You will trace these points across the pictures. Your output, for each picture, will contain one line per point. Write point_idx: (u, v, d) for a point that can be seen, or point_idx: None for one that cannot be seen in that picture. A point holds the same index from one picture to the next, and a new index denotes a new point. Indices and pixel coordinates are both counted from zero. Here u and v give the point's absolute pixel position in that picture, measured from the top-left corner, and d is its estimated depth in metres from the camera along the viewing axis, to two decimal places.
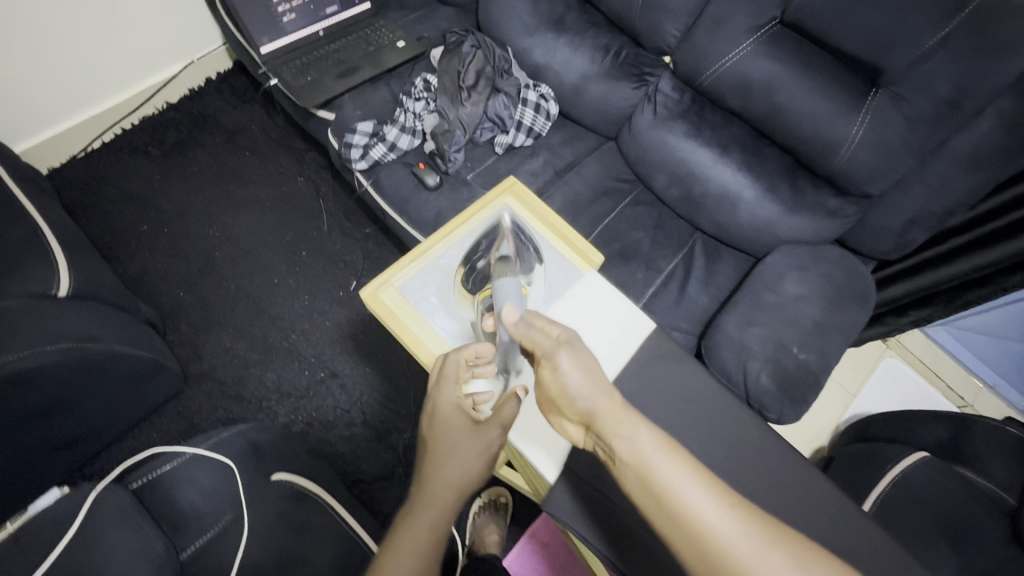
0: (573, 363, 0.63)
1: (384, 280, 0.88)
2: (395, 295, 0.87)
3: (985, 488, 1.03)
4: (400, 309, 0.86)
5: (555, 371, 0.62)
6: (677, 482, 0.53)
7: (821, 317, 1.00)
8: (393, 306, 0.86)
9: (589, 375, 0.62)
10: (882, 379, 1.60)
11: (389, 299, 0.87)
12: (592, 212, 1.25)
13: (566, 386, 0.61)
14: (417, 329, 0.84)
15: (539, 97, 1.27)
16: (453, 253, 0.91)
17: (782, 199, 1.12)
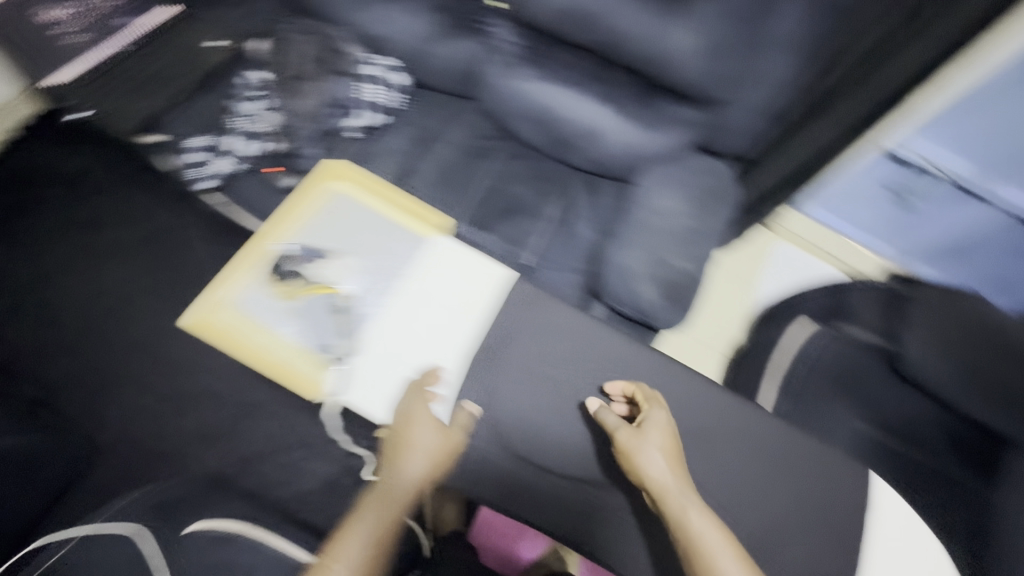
0: (648, 451, 0.86)
1: (216, 296, 0.97)
2: (230, 310, 0.96)
3: (868, 340, 1.16)
4: (240, 322, 0.95)
5: (647, 438, 0.87)
6: (682, 503, 0.82)
7: (695, 225, 1.06)
8: (232, 320, 0.96)
9: (667, 463, 0.85)
10: (778, 264, 1.74)
11: (226, 314, 0.96)
12: (467, 176, 1.23)
13: (651, 475, 0.84)
14: (260, 335, 0.96)
15: (386, 72, 1.23)
16: (290, 251, 1.02)
17: (640, 120, 1.14)
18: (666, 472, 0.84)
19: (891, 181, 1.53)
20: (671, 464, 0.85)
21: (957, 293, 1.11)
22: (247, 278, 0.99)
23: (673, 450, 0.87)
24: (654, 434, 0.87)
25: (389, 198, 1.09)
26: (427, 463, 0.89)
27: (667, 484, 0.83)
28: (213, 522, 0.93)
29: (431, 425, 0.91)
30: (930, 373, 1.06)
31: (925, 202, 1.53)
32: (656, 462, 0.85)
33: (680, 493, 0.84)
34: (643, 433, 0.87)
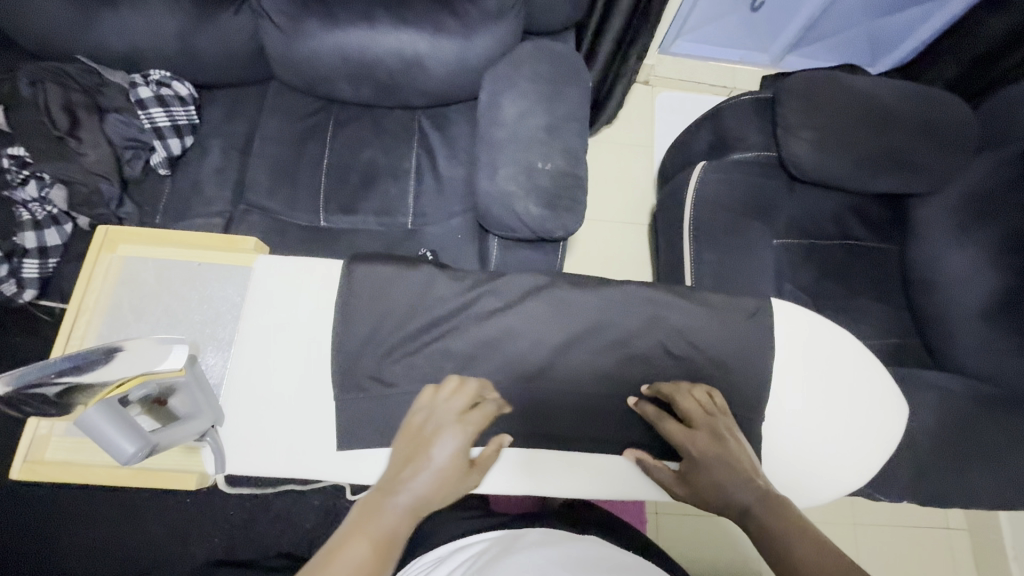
0: (701, 453, 0.60)
1: (36, 434, 0.63)
2: (62, 443, 0.63)
3: (757, 158, 1.13)
4: (81, 450, 0.63)
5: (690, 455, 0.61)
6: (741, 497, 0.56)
7: (548, 119, 0.97)
8: (70, 453, 0.63)
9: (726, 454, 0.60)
10: (664, 116, 1.68)
11: (60, 450, 0.63)
12: (305, 164, 1.10)
13: (715, 479, 0.58)
14: (107, 459, 0.63)
15: (158, 87, 1.04)
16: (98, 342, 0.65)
17: (451, 30, 1.01)
18: (720, 459, 0.59)
19: None
20: (735, 478, 0.57)
21: (820, 77, 1.08)
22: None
23: (740, 449, 0.60)
24: (699, 441, 0.61)
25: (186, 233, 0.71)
26: (435, 496, 0.53)
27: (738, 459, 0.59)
28: None
29: (439, 406, 0.58)
30: (818, 166, 1.05)
31: None
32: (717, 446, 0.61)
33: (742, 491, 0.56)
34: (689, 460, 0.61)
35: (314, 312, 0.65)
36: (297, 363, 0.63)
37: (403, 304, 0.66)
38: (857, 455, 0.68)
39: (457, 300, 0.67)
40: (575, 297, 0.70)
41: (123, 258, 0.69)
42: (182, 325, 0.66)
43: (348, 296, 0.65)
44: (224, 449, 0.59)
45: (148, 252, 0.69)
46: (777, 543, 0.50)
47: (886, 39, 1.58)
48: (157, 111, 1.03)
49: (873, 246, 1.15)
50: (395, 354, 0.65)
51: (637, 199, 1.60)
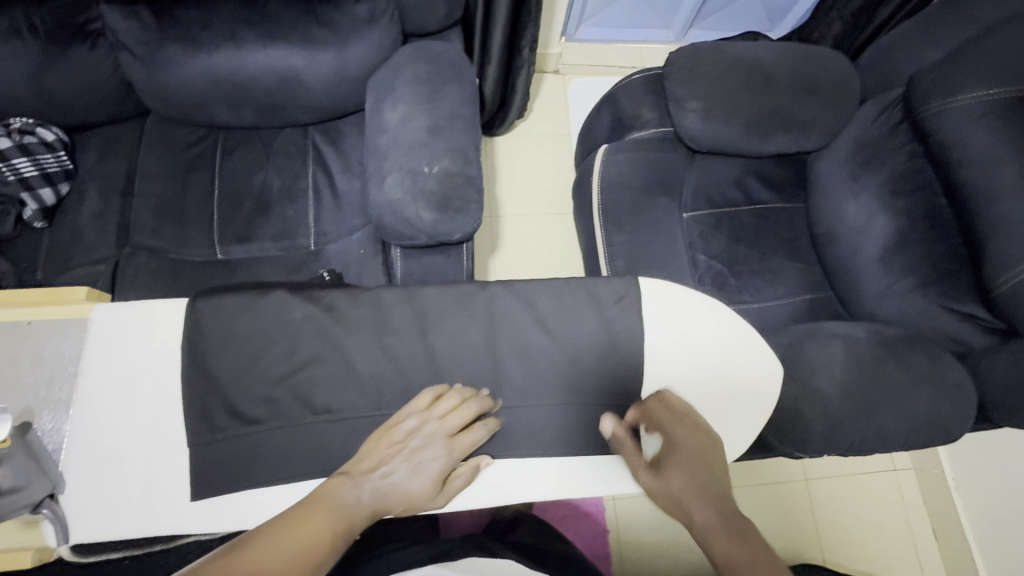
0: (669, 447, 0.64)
1: None
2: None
3: (655, 135, 1.14)
4: None
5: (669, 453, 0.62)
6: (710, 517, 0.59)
7: (431, 121, 0.95)
8: None
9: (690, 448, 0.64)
10: (577, 102, 1.68)
11: None
12: (194, 197, 1.05)
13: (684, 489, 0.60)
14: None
15: (19, 135, 0.98)
16: None
17: (323, 41, 0.98)
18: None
19: None
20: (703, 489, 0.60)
21: (703, 48, 1.09)
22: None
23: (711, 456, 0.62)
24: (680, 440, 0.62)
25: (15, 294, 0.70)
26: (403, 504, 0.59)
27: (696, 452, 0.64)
28: None
29: (431, 421, 0.62)
30: (712, 137, 1.07)
31: None
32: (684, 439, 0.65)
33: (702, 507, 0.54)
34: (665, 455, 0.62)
35: (156, 357, 0.66)
36: (145, 412, 0.64)
37: (260, 333, 0.67)
38: (735, 422, 0.71)
39: (317, 323, 0.68)
40: (444, 301, 0.71)
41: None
42: (23, 385, 0.66)
43: (197, 337, 0.66)
44: (68, 517, 0.61)
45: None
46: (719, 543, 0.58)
47: (779, 4, 1.62)
48: (21, 160, 0.97)
49: (780, 207, 1.17)
50: (255, 388, 0.66)
51: (560, 189, 1.58)
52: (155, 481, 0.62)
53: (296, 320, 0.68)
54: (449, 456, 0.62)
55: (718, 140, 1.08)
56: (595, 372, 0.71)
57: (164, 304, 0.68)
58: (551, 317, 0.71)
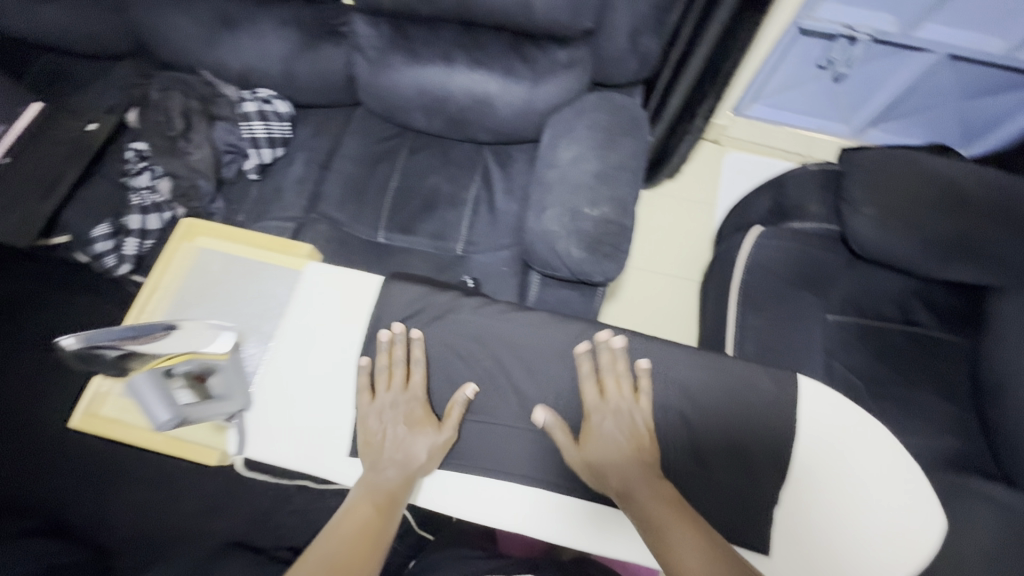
0: (597, 457, 0.68)
1: (100, 389, 0.77)
2: (119, 404, 0.76)
3: (814, 230, 1.10)
4: (126, 412, 0.76)
5: (592, 435, 0.69)
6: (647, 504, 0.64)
7: (599, 167, 1.00)
8: (119, 413, 0.76)
9: (622, 445, 0.68)
10: (730, 175, 1.67)
11: (113, 407, 0.76)
12: (375, 183, 1.20)
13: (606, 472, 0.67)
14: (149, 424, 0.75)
15: (261, 103, 1.19)
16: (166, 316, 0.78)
17: (522, 75, 1.08)
18: (606, 450, 0.68)
19: (821, 58, 1.46)
20: (639, 474, 0.66)
21: (895, 155, 1.05)
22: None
23: (635, 444, 0.69)
24: (603, 417, 0.70)
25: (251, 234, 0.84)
26: (426, 454, 0.69)
27: (622, 447, 0.68)
28: None
29: (384, 398, 0.71)
30: (883, 248, 1.01)
31: (862, 69, 1.46)
32: (605, 434, 0.69)
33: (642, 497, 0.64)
34: (587, 437, 0.69)
35: (342, 319, 0.76)
36: (322, 365, 0.74)
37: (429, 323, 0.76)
38: (884, 534, 0.67)
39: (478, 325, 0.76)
40: (590, 343, 0.75)
41: (193, 247, 0.83)
42: (232, 308, 0.78)
43: (382, 314, 0.75)
44: (244, 434, 0.70)
45: (216, 243, 0.83)
46: (652, 527, 0.62)
47: (982, 122, 1.50)
48: (257, 123, 1.18)
49: (941, 338, 1.06)
50: (414, 369, 0.73)
51: (692, 256, 1.57)
52: (316, 425, 0.71)
53: (467, 321, 0.76)
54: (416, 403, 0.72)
55: (892, 254, 1.01)
56: (724, 453, 0.71)
57: (361, 276, 0.78)
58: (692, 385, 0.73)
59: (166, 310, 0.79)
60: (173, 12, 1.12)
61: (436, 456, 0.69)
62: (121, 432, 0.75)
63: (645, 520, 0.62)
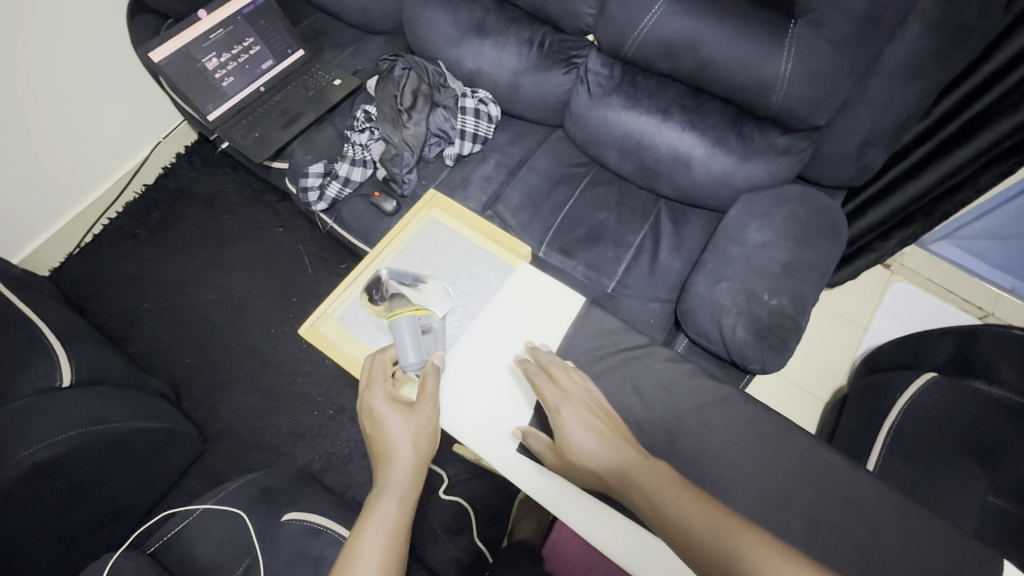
0: (581, 444, 0.64)
1: (322, 312, 0.84)
2: (334, 326, 0.84)
3: (1001, 397, 0.98)
4: (341, 338, 0.82)
5: (565, 425, 0.65)
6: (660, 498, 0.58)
7: (789, 259, 0.98)
8: (334, 336, 0.83)
9: (603, 448, 0.63)
10: (894, 306, 1.52)
11: (329, 330, 0.84)
12: (551, 201, 1.25)
13: (598, 465, 0.62)
14: (358, 355, 0.81)
15: (478, 103, 1.30)
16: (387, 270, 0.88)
17: (733, 148, 1.10)
18: (590, 435, 0.64)
19: None
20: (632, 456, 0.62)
21: None
22: (350, 294, 0.87)
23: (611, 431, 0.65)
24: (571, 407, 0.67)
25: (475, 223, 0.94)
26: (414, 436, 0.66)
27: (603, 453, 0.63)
28: (308, 512, 0.95)
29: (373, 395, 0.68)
30: None
31: None
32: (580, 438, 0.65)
33: (644, 481, 0.60)
34: (563, 424, 0.66)
35: (542, 320, 0.81)
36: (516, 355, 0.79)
37: (613, 356, 0.79)
38: None
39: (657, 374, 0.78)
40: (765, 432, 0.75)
41: (431, 218, 0.94)
42: (449, 281, 0.87)
43: (579, 329, 0.80)
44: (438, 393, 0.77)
45: (449, 222, 0.94)
46: (674, 528, 0.56)
47: None
48: (469, 118, 1.28)
49: None
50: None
51: (826, 374, 1.46)
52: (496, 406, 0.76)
53: (650, 366, 0.79)
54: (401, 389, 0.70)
55: None
56: None
57: (565, 294, 0.83)
58: (865, 516, 0.68)
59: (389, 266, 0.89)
60: (439, 10, 1.26)
61: (424, 433, 0.67)
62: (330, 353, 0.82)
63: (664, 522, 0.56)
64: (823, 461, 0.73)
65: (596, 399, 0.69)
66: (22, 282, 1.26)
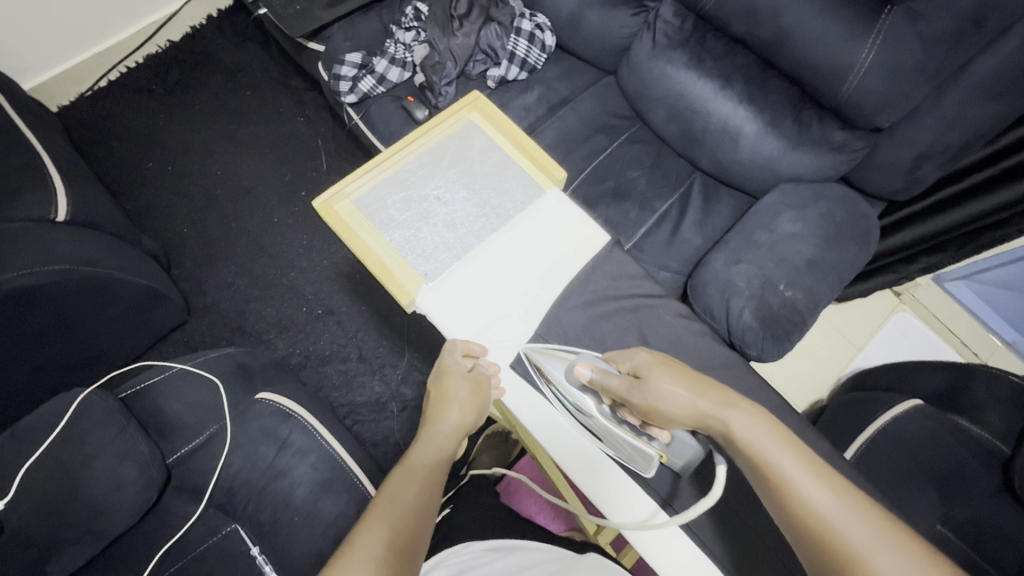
0: (668, 387, 0.62)
1: (339, 190, 0.80)
2: (349, 208, 0.79)
3: (979, 436, 1.00)
4: (355, 222, 0.78)
5: (653, 377, 0.63)
6: (771, 454, 0.56)
7: (814, 256, 0.95)
8: (347, 218, 0.78)
9: (691, 390, 0.62)
10: (893, 335, 1.51)
11: (343, 211, 0.79)
12: (585, 148, 1.20)
13: (682, 411, 0.62)
14: (368, 241, 0.77)
15: (534, 28, 1.22)
16: (415, 166, 0.83)
17: (786, 133, 1.05)
18: (686, 386, 0.62)
19: None
20: (721, 402, 0.61)
21: None
22: (371, 178, 0.82)
23: (703, 378, 0.63)
24: (659, 366, 0.64)
25: (512, 133, 0.86)
26: (461, 408, 0.65)
27: (703, 411, 0.61)
28: (282, 396, 0.95)
29: (448, 358, 0.70)
30: None
31: None
32: (677, 401, 0.62)
33: (738, 424, 0.59)
34: (651, 382, 0.63)
35: (559, 251, 0.79)
36: (527, 281, 0.77)
37: (620, 306, 0.79)
38: None
39: (659, 332, 0.78)
40: None
41: (469, 122, 0.87)
42: (476, 190, 0.82)
43: (592, 269, 0.79)
44: (443, 298, 0.75)
45: (488, 129, 0.87)
46: (782, 478, 0.55)
47: None
48: (522, 42, 1.21)
49: None
50: (595, 333, 0.77)
51: (808, 384, 1.46)
52: (497, 325, 0.75)
53: (656, 321, 0.79)
54: (623, 384, 0.65)
55: None
56: None
57: (592, 228, 0.81)
58: None
59: (416, 161, 0.83)
60: None
61: (471, 407, 0.66)
62: (341, 235, 0.78)
63: (773, 472, 0.56)
64: None
65: (666, 356, 0.66)
66: (28, 108, 1.20)
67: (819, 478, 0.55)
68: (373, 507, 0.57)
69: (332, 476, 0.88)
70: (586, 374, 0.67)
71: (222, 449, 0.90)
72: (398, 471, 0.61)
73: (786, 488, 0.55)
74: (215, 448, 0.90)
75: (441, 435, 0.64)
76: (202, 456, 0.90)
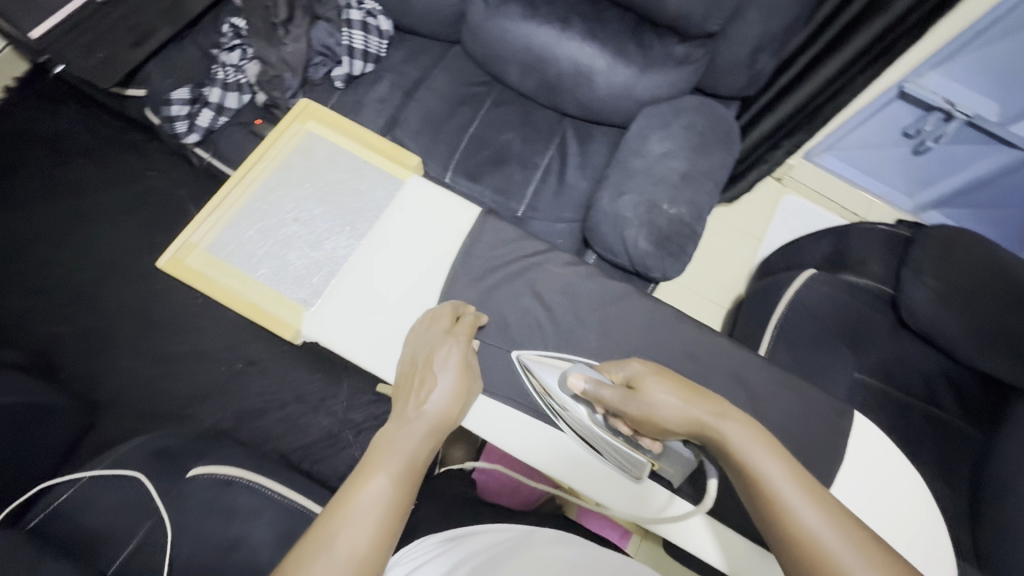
0: (659, 395, 0.61)
1: (185, 242, 0.76)
2: (202, 257, 0.76)
3: (867, 285, 1.10)
4: (211, 269, 0.75)
5: (647, 385, 0.62)
6: (760, 466, 0.54)
7: (686, 169, 1.00)
8: (202, 268, 0.75)
9: (682, 399, 0.60)
10: (785, 216, 1.65)
11: (196, 262, 0.76)
12: (453, 124, 1.18)
13: (675, 420, 0.60)
14: (231, 285, 0.75)
15: (365, 15, 1.17)
16: (260, 194, 0.80)
17: (633, 60, 1.07)
18: (677, 395, 0.60)
19: (909, 126, 1.44)
20: (713, 413, 0.59)
21: (968, 233, 1.03)
22: (216, 221, 0.78)
23: (698, 390, 0.61)
24: (653, 376, 0.63)
25: (350, 133, 0.85)
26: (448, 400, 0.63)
27: (697, 420, 0.59)
28: (217, 465, 0.89)
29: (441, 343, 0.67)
30: (936, 321, 0.98)
31: (945, 148, 1.43)
32: (669, 409, 0.60)
33: (731, 432, 0.57)
34: (645, 391, 0.62)
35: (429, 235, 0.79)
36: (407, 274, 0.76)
37: (520, 270, 0.79)
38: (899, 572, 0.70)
39: (564, 283, 0.80)
40: (668, 327, 0.79)
41: (305, 133, 0.85)
42: (330, 201, 0.81)
43: (475, 241, 0.79)
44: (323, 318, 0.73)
45: (326, 136, 0.85)
46: (773, 495, 0.52)
47: None
48: (356, 33, 1.16)
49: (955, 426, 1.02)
50: (501, 304, 0.78)
51: (726, 284, 1.56)
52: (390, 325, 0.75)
53: (556, 274, 0.81)
54: (618, 395, 0.63)
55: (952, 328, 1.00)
56: None
57: (456, 205, 0.81)
58: (748, 394, 0.77)
59: (259, 190, 0.81)
60: None
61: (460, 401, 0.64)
62: (202, 287, 0.75)
63: (763, 487, 0.53)
64: (716, 349, 0.79)
65: (664, 365, 0.65)
66: None
67: (819, 506, 0.50)
68: (345, 495, 0.53)
69: (293, 526, 0.85)
70: (579, 385, 0.65)
71: (165, 541, 0.84)
72: (378, 456, 0.57)
73: (778, 503, 0.51)
74: (158, 541, 0.84)
75: (423, 426, 0.61)
76: (144, 554, 0.84)
